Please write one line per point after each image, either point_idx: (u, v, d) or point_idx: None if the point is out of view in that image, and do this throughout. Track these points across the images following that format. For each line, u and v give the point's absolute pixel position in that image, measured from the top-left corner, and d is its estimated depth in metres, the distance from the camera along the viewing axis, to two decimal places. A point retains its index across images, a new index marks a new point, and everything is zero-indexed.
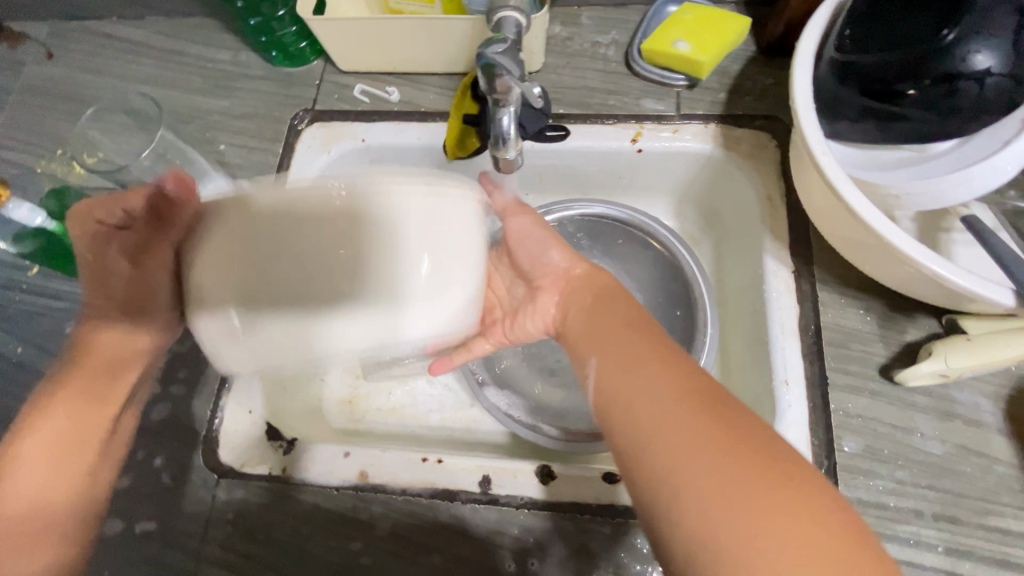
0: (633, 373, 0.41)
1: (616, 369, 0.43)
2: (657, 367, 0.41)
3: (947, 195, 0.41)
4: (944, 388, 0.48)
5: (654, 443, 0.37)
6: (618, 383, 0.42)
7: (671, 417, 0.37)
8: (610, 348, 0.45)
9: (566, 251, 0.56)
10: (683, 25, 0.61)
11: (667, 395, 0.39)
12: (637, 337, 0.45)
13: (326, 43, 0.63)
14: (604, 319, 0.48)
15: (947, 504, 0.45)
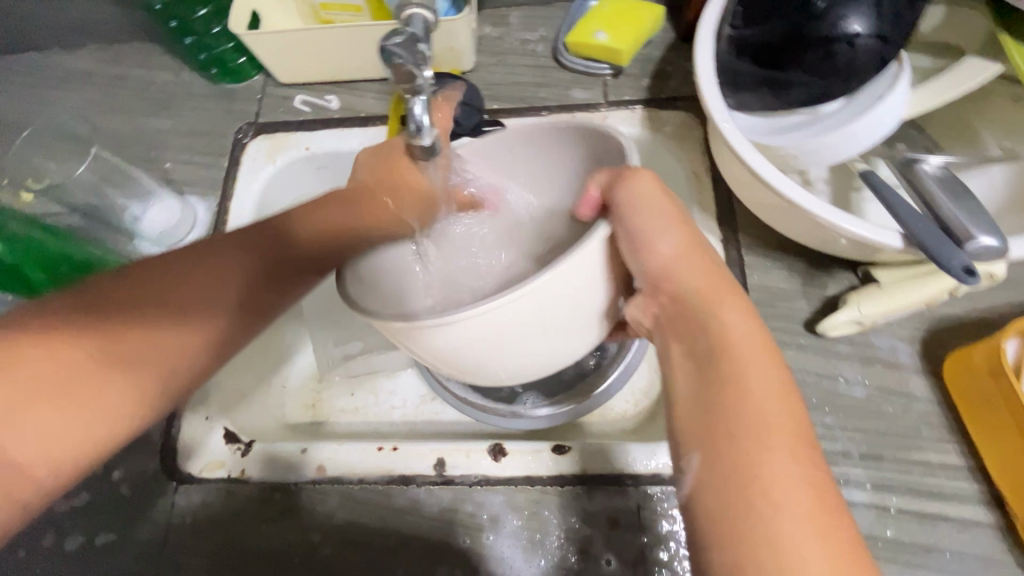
0: (746, 427, 0.29)
1: (727, 418, 0.30)
2: (780, 433, 0.28)
3: (839, 149, 0.44)
4: (864, 335, 0.51)
5: (752, 540, 0.26)
6: (716, 437, 0.29)
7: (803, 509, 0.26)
8: (742, 381, 0.31)
9: (676, 233, 0.38)
10: (603, 17, 0.65)
11: (792, 471, 0.27)
12: (763, 379, 0.31)
13: (263, 57, 0.65)
14: (725, 325, 0.34)
15: (872, 443, 0.48)
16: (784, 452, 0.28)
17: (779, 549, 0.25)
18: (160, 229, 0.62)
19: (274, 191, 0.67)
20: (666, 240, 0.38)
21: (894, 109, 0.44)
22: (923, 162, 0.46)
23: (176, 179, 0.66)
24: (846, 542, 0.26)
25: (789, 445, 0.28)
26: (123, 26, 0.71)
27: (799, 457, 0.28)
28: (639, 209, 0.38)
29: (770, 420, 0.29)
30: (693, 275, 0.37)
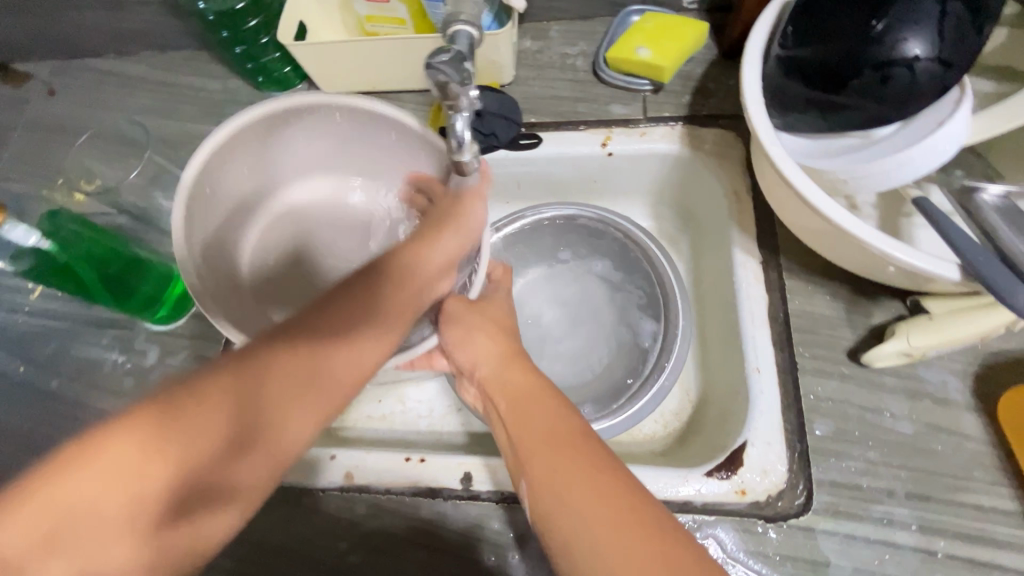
0: (554, 486, 0.36)
1: (537, 469, 0.38)
2: (565, 466, 0.37)
3: (894, 175, 0.43)
4: (912, 368, 0.49)
5: (578, 547, 0.34)
6: (535, 485, 0.38)
7: (582, 493, 0.35)
8: (527, 444, 0.40)
9: (494, 344, 0.48)
10: (646, 33, 0.64)
11: (594, 486, 0.35)
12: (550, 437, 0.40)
13: (307, 67, 0.66)
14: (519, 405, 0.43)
15: (920, 482, 0.45)
16: (576, 473, 0.36)
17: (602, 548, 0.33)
18: None
19: None
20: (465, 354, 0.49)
21: (953, 136, 0.42)
22: (984, 192, 0.44)
23: None
24: (656, 523, 0.33)
25: (584, 468, 0.36)
26: (176, 34, 0.74)
27: (599, 477, 0.36)
28: (459, 341, 0.49)
29: (569, 464, 0.37)
30: (510, 379, 0.45)
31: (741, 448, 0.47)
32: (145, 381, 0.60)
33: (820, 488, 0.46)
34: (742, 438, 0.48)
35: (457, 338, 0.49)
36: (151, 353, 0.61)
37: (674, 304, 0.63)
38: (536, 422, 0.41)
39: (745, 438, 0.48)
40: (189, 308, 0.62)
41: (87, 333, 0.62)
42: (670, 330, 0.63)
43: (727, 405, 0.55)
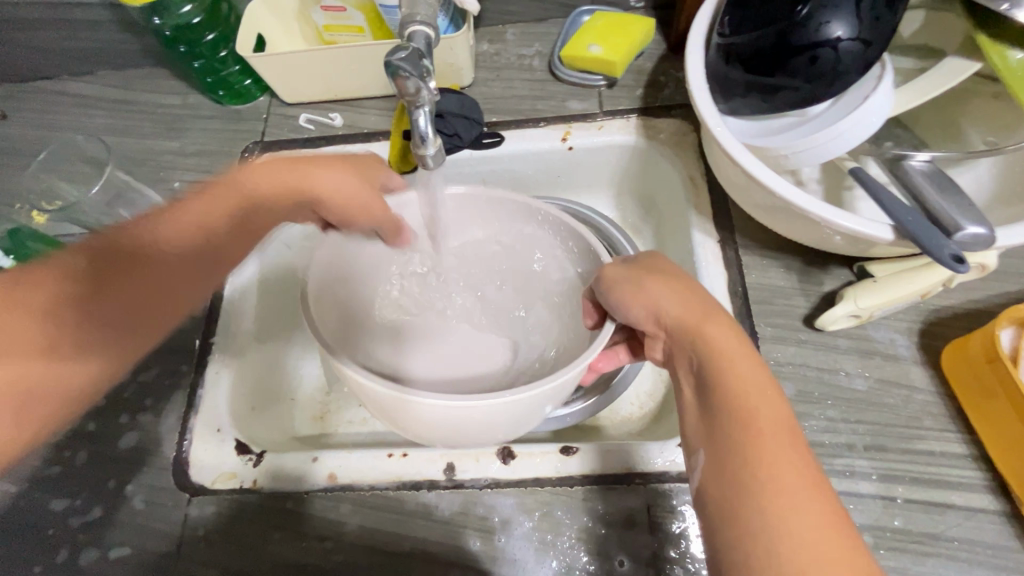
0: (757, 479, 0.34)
1: (738, 447, 0.35)
2: (783, 472, 0.34)
3: (829, 148, 0.46)
4: (862, 329, 0.52)
5: (773, 535, 0.32)
6: (723, 454, 0.36)
7: (798, 489, 0.33)
8: (736, 397, 0.37)
9: (681, 286, 0.44)
10: (596, 32, 0.67)
11: (811, 499, 0.33)
12: (767, 401, 0.37)
13: (267, 78, 0.67)
14: (728, 355, 0.39)
15: (876, 434, 0.48)
16: (789, 471, 0.33)
17: (801, 557, 0.31)
18: None
19: None
20: (648, 297, 0.43)
21: (877, 110, 0.45)
22: (911, 158, 0.47)
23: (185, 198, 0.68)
24: (857, 564, 0.31)
25: (801, 465, 0.34)
26: (131, 53, 0.74)
27: (811, 485, 0.33)
28: (640, 296, 0.43)
29: (788, 457, 0.34)
30: (683, 311, 0.42)
31: None
32: (118, 399, 0.59)
33: None
34: None
35: (628, 289, 0.44)
36: None
37: None
38: (745, 373, 0.38)
39: None
40: None
41: None
42: None
43: None
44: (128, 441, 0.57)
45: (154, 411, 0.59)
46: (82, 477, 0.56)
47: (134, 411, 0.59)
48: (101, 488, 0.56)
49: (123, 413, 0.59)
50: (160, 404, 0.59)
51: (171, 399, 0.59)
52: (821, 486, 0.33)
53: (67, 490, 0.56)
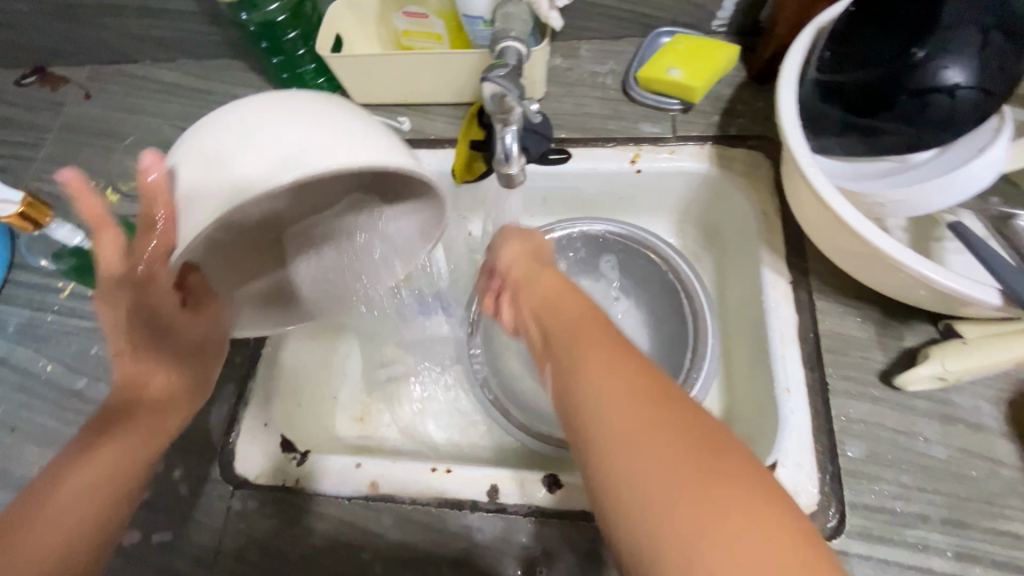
0: (578, 386, 0.32)
1: (564, 334, 0.38)
2: (593, 370, 0.32)
3: (932, 200, 0.44)
4: (945, 392, 0.49)
5: (585, 393, 0.32)
6: (553, 340, 0.39)
7: (596, 354, 0.34)
8: (557, 317, 0.41)
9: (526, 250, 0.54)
10: (677, 54, 0.65)
11: (608, 358, 0.33)
12: (579, 307, 0.41)
13: (343, 78, 0.67)
14: (547, 288, 0.46)
15: (955, 508, 0.45)
16: (594, 347, 0.34)
17: (596, 407, 0.30)
18: None
19: None
20: (506, 258, 0.53)
21: (991, 165, 0.42)
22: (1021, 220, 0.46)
23: None
24: (681, 419, 0.28)
25: (600, 332, 0.36)
26: (212, 44, 0.76)
27: (617, 355, 0.33)
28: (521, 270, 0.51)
29: (585, 332, 0.36)
30: (522, 265, 0.52)
31: (771, 469, 0.47)
32: None
33: (853, 511, 0.46)
34: (772, 459, 0.48)
35: (500, 245, 0.55)
36: None
37: (702, 321, 0.62)
38: (564, 295, 0.43)
39: (776, 459, 0.48)
40: None
41: None
42: (697, 347, 0.61)
43: (755, 423, 0.55)
44: None
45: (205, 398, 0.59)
46: None
47: None
48: None
49: None
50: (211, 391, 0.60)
51: (222, 388, 0.60)
52: (631, 368, 0.31)
53: None
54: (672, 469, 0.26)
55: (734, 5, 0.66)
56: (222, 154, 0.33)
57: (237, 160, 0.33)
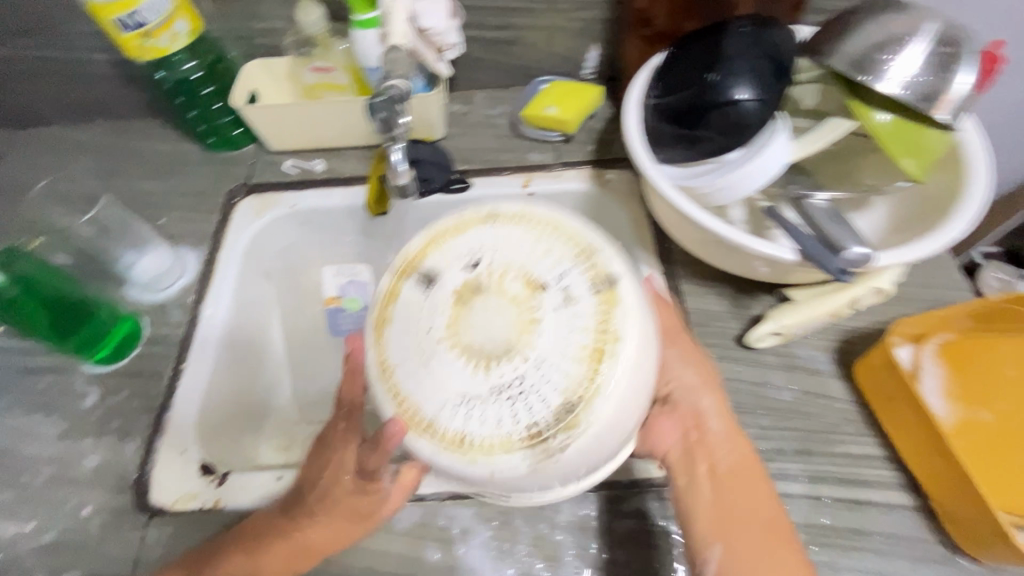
0: (739, 559, 0.45)
1: (740, 496, 0.48)
2: (763, 545, 0.45)
3: (742, 186, 0.55)
4: (787, 347, 0.58)
5: None
6: (711, 520, 0.47)
7: (765, 557, 0.45)
8: (726, 487, 0.48)
9: (699, 368, 0.53)
10: (552, 96, 0.77)
11: (780, 563, 0.44)
12: (755, 482, 0.49)
13: (258, 127, 0.74)
14: (727, 453, 0.50)
15: (803, 440, 0.53)
16: (749, 535, 0.46)
17: None
18: (152, 275, 0.66)
19: (261, 244, 0.74)
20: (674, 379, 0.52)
21: (779, 154, 0.54)
22: (812, 198, 0.56)
23: (169, 233, 0.73)
24: (797, 561, 0.45)
25: (767, 534, 0.46)
26: (128, 105, 0.80)
27: (773, 532, 0.46)
28: (677, 362, 0.52)
29: (737, 505, 0.47)
30: (687, 373, 0.52)
31: None
32: (83, 422, 0.60)
33: None
34: None
35: (673, 358, 0.52)
36: (91, 394, 0.62)
37: None
38: (728, 453, 0.50)
39: None
40: (131, 351, 0.64)
41: (27, 379, 0.63)
42: None
43: None
44: (89, 464, 0.58)
45: (118, 434, 0.59)
46: (39, 500, 0.56)
47: (98, 434, 0.59)
48: (58, 511, 0.56)
49: (87, 436, 0.59)
50: (126, 426, 0.60)
51: (138, 421, 0.60)
52: (785, 545, 0.46)
53: (23, 514, 0.56)
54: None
55: (598, 56, 0.79)
56: (619, 404, 0.40)
57: (627, 407, 0.41)
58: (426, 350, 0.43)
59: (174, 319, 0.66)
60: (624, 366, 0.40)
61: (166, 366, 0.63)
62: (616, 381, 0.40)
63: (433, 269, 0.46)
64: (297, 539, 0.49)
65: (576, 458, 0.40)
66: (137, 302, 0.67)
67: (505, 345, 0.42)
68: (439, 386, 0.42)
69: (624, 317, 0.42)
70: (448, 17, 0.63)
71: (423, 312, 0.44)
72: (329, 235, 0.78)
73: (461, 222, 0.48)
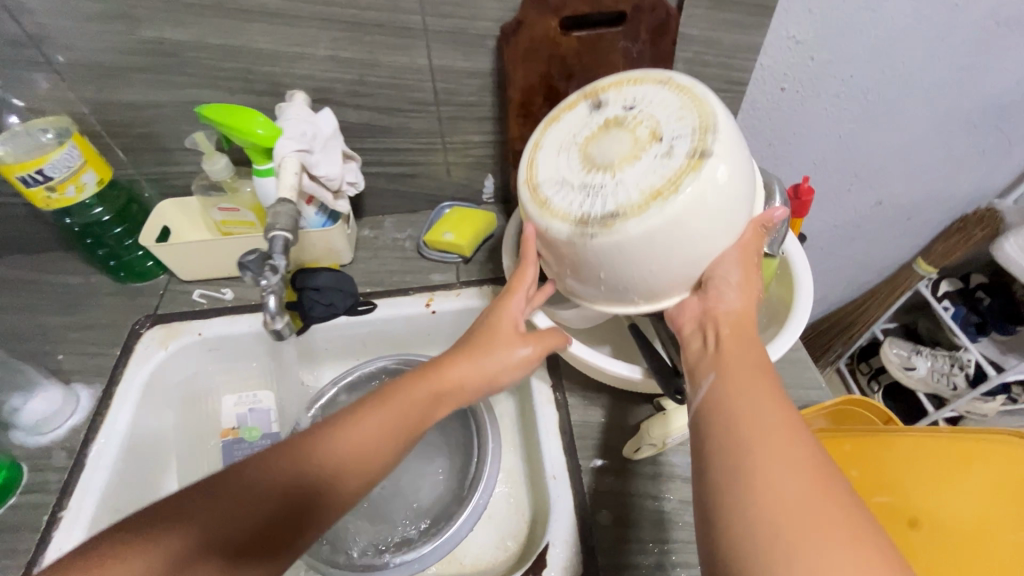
0: (740, 412, 0.41)
1: (750, 415, 0.41)
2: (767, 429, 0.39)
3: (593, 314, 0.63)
4: (665, 455, 0.62)
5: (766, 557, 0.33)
6: (745, 436, 0.39)
7: (785, 475, 0.36)
8: (767, 422, 0.40)
9: (743, 286, 0.50)
10: (450, 223, 0.84)
11: (813, 510, 0.34)
12: (774, 422, 0.40)
13: (167, 261, 0.77)
14: (740, 369, 0.45)
15: (679, 552, 0.55)
16: (787, 477, 0.36)
17: (788, 548, 0.33)
18: (38, 417, 0.66)
19: (163, 375, 0.74)
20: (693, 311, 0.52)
21: None
22: None
23: (65, 370, 0.72)
24: (840, 511, 0.35)
25: (812, 479, 0.36)
26: (43, 241, 0.83)
27: (838, 507, 0.35)
28: (726, 281, 0.50)
29: (798, 452, 0.37)
30: (743, 343, 0.47)
31: (545, 549, 0.56)
32: None
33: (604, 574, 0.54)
34: (547, 540, 0.56)
35: (722, 285, 0.50)
36: None
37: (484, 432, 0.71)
38: (753, 407, 0.41)
39: (549, 539, 0.56)
40: (6, 500, 0.62)
41: None
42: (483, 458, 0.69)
43: (540, 513, 0.63)
44: None
45: None
46: None
47: None
48: None
49: None
50: None
51: None
52: (797, 438, 0.39)
53: None
54: (817, 520, 0.34)
55: (493, 184, 0.88)
56: (673, 250, 0.48)
57: (683, 238, 0.48)
58: (590, 182, 0.50)
59: (58, 462, 0.65)
60: (677, 230, 0.47)
61: (42, 516, 0.61)
62: (649, 226, 0.47)
63: (602, 102, 0.54)
64: (326, 450, 0.47)
65: (628, 272, 0.50)
66: (19, 446, 0.66)
67: (610, 196, 0.48)
68: (555, 170, 0.53)
69: (719, 187, 0.47)
70: (341, 165, 0.71)
71: (563, 175, 0.52)
72: (237, 359, 0.79)
73: (623, 75, 0.55)
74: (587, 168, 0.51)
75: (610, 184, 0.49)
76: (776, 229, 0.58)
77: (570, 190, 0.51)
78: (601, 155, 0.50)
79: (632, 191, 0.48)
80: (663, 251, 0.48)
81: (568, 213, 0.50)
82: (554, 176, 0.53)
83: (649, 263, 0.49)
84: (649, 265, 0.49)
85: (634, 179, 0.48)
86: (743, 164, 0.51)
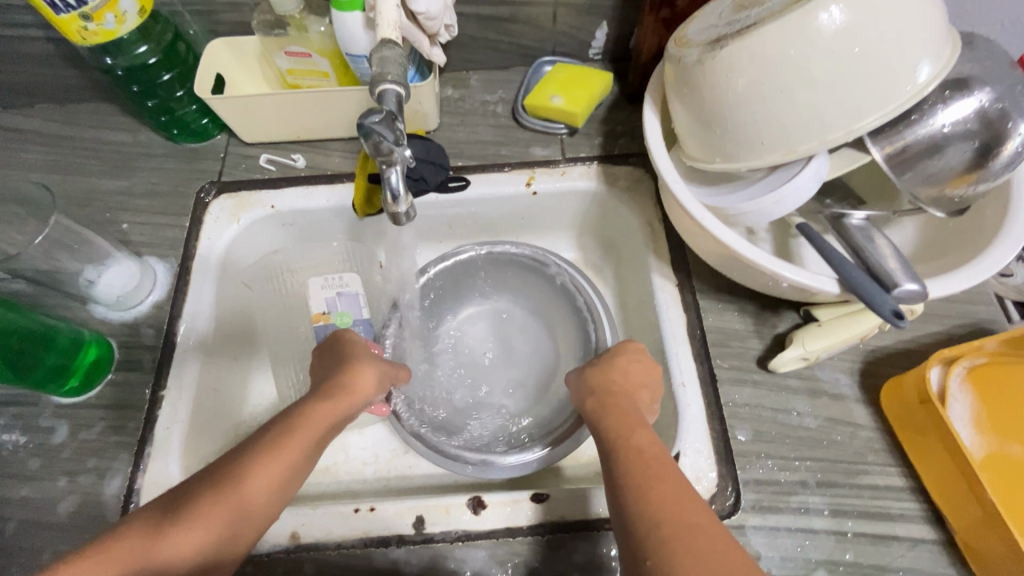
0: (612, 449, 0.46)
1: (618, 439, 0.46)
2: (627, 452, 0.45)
3: (772, 209, 0.49)
4: (810, 369, 0.56)
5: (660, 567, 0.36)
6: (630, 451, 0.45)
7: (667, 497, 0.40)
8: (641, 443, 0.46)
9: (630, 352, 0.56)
10: (557, 83, 0.70)
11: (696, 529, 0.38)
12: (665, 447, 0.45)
13: (225, 117, 0.65)
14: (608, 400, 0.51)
15: (825, 471, 0.51)
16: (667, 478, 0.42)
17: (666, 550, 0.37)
18: (118, 292, 0.60)
19: (235, 249, 0.67)
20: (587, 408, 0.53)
21: (816, 173, 0.47)
22: (851, 215, 0.51)
23: (134, 241, 0.65)
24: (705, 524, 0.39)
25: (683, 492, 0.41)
26: (79, 87, 0.70)
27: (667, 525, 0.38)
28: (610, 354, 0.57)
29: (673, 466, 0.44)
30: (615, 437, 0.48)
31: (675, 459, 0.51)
32: (55, 459, 0.56)
33: (745, 487, 0.51)
34: (676, 450, 0.52)
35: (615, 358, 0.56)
36: (60, 429, 0.57)
37: (602, 332, 0.67)
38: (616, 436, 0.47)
39: (679, 449, 0.52)
40: (103, 377, 0.59)
41: None
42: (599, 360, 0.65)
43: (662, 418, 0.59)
44: (68, 506, 0.53)
45: (96, 472, 0.55)
46: (8, 550, 0.52)
47: (72, 473, 0.55)
48: (32, 560, 0.51)
49: (60, 475, 0.55)
50: (103, 464, 0.55)
51: (115, 460, 0.55)
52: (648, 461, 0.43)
53: None
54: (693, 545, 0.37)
55: (606, 36, 0.72)
56: (797, 109, 0.44)
57: (798, 67, 0.43)
58: (719, 22, 0.49)
59: (149, 340, 0.61)
60: (807, 81, 0.43)
61: (145, 393, 0.58)
62: (759, 42, 0.43)
63: None
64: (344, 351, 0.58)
65: (746, 139, 0.47)
66: (103, 322, 0.62)
67: (727, 28, 0.46)
68: (695, 22, 0.52)
69: (857, 29, 0.42)
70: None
71: (702, 22, 0.51)
72: (313, 235, 0.72)
73: None
74: (725, 14, 0.49)
75: (732, 22, 0.47)
76: (1015, 151, 0.46)
77: (703, 31, 0.49)
78: (742, 5, 0.49)
79: (748, 21, 0.45)
80: (764, 79, 0.44)
81: (687, 45, 0.49)
82: (691, 27, 0.52)
83: (753, 103, 0.45)
84: (752, 108, 0.45)
85: (759, 12, 0.45)
86: (920, 7, 0.43)
